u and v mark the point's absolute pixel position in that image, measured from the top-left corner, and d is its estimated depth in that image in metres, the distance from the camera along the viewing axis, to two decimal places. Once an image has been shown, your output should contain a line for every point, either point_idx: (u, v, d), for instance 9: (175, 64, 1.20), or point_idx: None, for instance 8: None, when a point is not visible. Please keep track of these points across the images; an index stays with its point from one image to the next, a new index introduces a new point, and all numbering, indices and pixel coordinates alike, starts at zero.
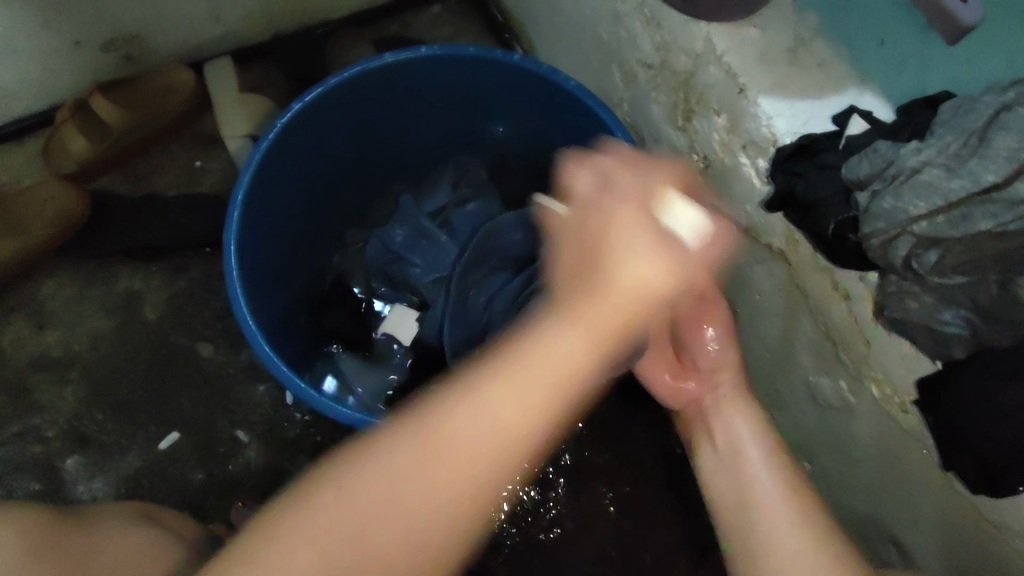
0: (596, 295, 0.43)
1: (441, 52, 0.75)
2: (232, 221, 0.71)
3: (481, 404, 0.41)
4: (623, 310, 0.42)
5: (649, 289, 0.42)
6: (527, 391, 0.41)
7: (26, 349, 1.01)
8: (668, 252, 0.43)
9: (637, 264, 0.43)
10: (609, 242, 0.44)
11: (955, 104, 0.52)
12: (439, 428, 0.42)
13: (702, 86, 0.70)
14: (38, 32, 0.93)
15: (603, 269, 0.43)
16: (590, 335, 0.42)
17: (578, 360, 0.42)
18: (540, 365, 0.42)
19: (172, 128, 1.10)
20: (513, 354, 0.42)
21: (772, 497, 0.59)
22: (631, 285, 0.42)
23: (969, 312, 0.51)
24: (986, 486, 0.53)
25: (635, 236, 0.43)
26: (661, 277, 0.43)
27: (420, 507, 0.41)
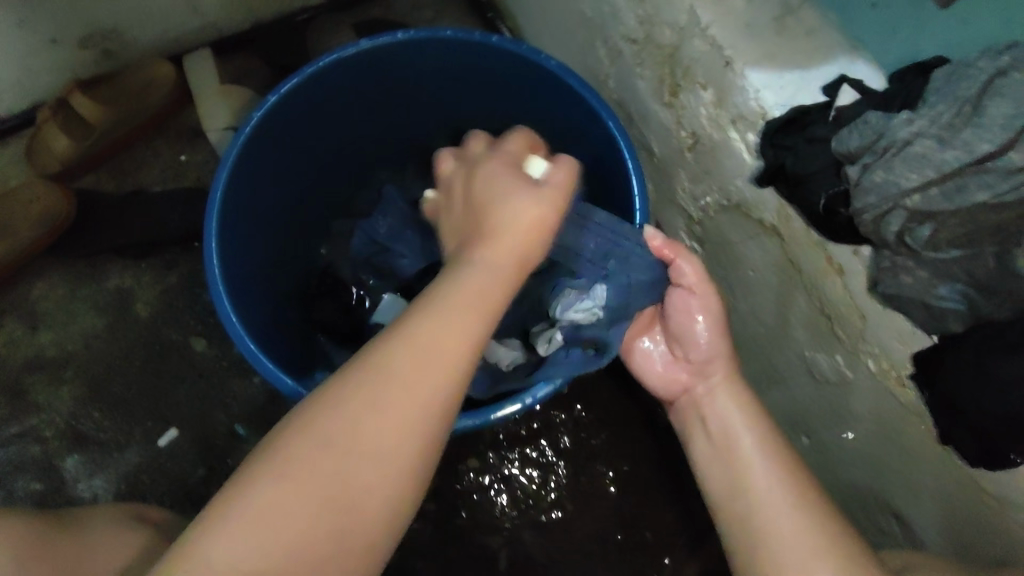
0: (485, 276, 0.51)
1: (418, 36, 0.73)
2: (212, 218, 0.69)
3: (382, 382, 0.46)
4: (510, 245, 0.53)
5: (523, 219, 0.54)
6: (419, 381, 0.46)
7: (20, 351, 1.00)
8: (541, 197, 0.55)
9: (523, 198, 0.54)
10: (492, 205, 0.55)
11: (948, 70, 0.50)
12: (341, 426, 0.45)
13: (688, 59, 0.67)
14: (12, 32, 0.91)
15: (501, 211, 0.54)
16: (496, 281, 0.51)
17: (473, 334, 0.49)
18: (441, 331, 0.48)
19: (154, 122, 1.08)
20: (405, 332, 0.48)
21: (763, 485, 0.59)
22: (513, 221, 0.54)
23: (966, 286, 0.50)
24: (988, 462, 0.52)
25: (519, 190, 0.55)
26: (544, 212, 0.55)
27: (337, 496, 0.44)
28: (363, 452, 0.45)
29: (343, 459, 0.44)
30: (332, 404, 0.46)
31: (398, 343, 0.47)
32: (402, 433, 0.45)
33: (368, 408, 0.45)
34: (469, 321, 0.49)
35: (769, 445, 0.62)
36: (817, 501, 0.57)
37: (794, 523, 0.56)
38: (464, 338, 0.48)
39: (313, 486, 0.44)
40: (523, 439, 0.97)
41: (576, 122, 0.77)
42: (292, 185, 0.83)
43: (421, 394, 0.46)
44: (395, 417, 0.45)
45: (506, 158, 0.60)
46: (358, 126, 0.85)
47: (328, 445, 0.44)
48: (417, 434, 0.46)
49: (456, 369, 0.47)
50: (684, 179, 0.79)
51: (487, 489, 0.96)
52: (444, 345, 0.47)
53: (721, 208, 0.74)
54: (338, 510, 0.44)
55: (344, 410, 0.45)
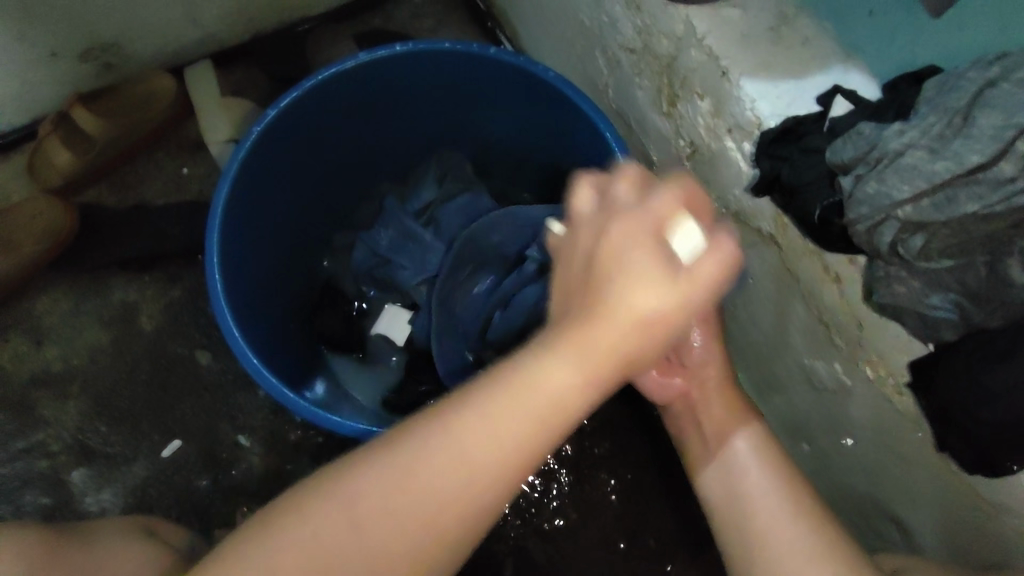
0: (602, 318, 0.42)
1: (417, 48, 0.74)
2: (214, 232, 0.70)
3: (461, 437, 0.43)
4: (617, 334, 0.42)
5: (651, 315, 0.42)
6: (511, 420, 0.42)
7: (26, 365, 1.01)
8: (719, 255, 0.43)
9: (677, 278, 0.42)
10: (622, 264, 0.42)
11: (940, 81, 0.51)
12: (414, 455, 0.43)
13: (685, 69, 0.68)
14: (14, 46, 0.92)
15: (612, 292, 0.42)
16: (593, 349, 0.42)
17: (568, 392, 0.42)
18: (532, 387, 0.42)
19: (156, 134, 1.09)
20: (499, 385, 0.43)
21: (758, 489, 0.60)
22: (640, 310, 0.42)
23: (959, 296, 0.50)
24: (983, 468, 0.53)
25: (645, 256, 0.42)
26: (671, 303, 0.42)
27: (402, 525, 0.43)
28: (437, 494, 0.43)
29: (408, 499, 0.43)
30: (421, 443, 0.43)
31: (499, 397, 0.43)
32: (474, 478, 0.43)
33: (447, 469, 0.43)
34: (571, 367, 0.42)
35: (769, 456, 0.62)
36: (818, 509, 0.56)
37: (794, 528, 0.55)
38: (577, 403, 0.43)
39: (377, 520, 0.43)
40: None
41: (573, 133, 0.78)
42: (294, 198, 0.84)
43: (496, 437, 0.43)
44: (460, 459, 0.43)
45: (628, 209, 0.44)
46: (358, 138, 0.85)
47: (398, 482, 0.43)
48: (480, 482, 0.43)
49: (541, 429, 0.43)
50: None
51: None
52: (515, 416, 0.42)
53: None
54: (397, 542, 0.43)
55: (410, 463, 0.43)
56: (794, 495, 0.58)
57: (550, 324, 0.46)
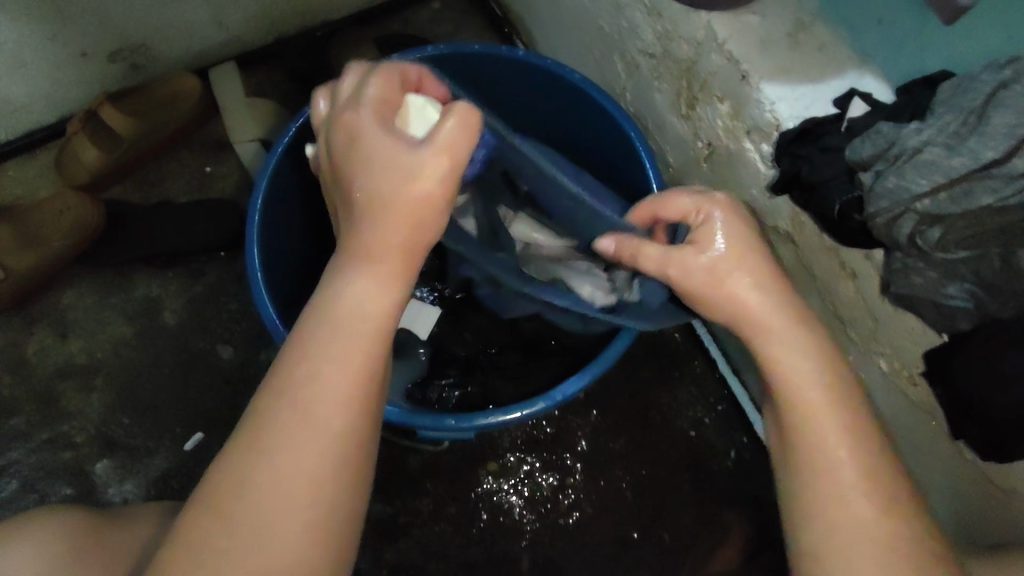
0: (393, 211, 0.47)
1: (445, 52, 0.77)
2: (254, 225, 0.73)
3: (316, 349, 0.46)
4: (390, 221, 0.47)
5: (423, 194, 0.47)
6: (346, 334, 0.46)
7: (51, 358, 1.03)
8: (439, 142, 0.47)
9: (419, 153, 0.47)
10: (366, 146, 0.48)
11: (954, 83, 0.53)
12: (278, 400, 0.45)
13: (705, 73, 0.71)
14: (47, 46, 0.94)
15: (368, 183, 0.48)
16: (384, 248, 0.48)
17: (380, 289, 0.48)
18: (345, 300, 0.47)
19: (180, 134, 1.12)
20: (324, 308, 0.47)
21: (837, 456, 0.50)
22: (416, 191, 0.47)
23: (974, 286, 0.53)
24: (993, 453, 0.55)
25: (392, 146, 0.47)
26: (436, 185, 0.47)
27: (295, 464, 0.44)
28: (309, 416, 0.44)
29: (289, 450, 0.44)
30: (273, 397, 0.45)
31: (318, 325, 0.47)
32: (332, 405, 0.45)
33: (295, 397, 0.45)
34: (376, 278, 0.47)
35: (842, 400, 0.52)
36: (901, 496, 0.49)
37: (854, 480, 0.49)
38: (386, 301, 0.48)
39: (270, 505, 0.43)
40: (541, 443, 1.00)
41: (597, 133, 0.81)
42: (321, 196, 0.86)
43: (342, 358, 0.46)
44: (335, 381, 0.45)
45: (383, 110, 0.50)
46: None
47: (273, 439, 0.44)
48: (342, 403, 0.45)
49: (360, 331, 0.47)
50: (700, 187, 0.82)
51: (506, 493, 0.98)
52: (343, 335, 0.46)
53: None
54: (307, 502, 0.44)
55: (287, 404, 0.45)
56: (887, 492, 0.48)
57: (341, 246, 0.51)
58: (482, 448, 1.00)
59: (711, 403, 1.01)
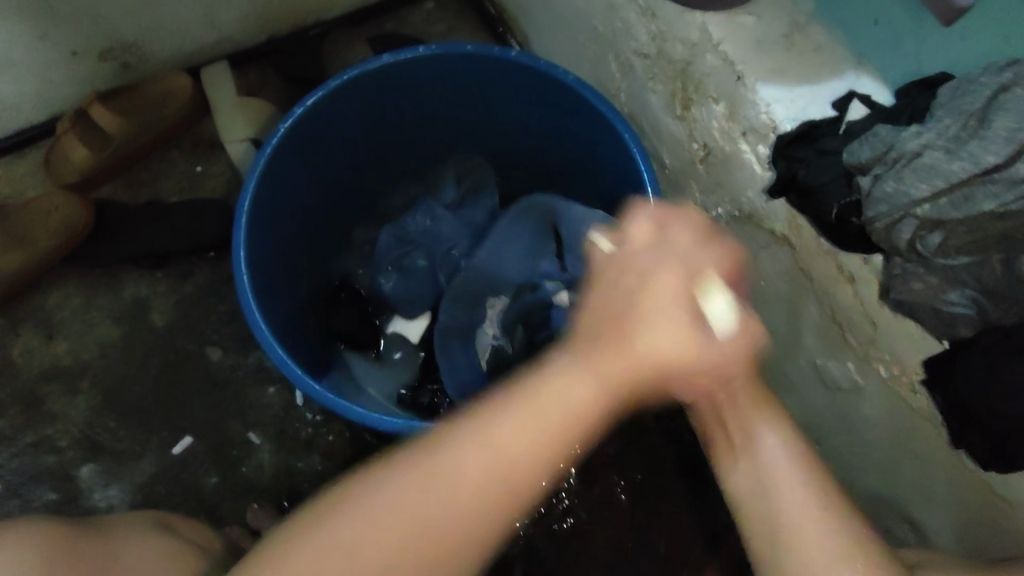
0: (622, 351, 0.48)
1: (438, 51, 0.76)
2: (240, 225, 0.72)
3: (508, 434, 0.48)
4: (621, 363, 0.48)
5: (667, 355, 0.48)
6: (543, 434, 0.48)
7: (37, 360, 1.01)
8: (700, 337, 0.48)
9: (664, 330, 0.48)
10: (658, 309, 0.49)
11: (952, 87, 0.52)
12: (443, 465, 0.48)
13: (699, 74, 0.70)
14: (34, 45, 0.93)
15: (634, 335, 0.48)
16: (602, 378, 0.48)
17: (582, 404, 0.48)
18: (552, 400, 0.48)
19: (170, 134, 1.10)
20: (529, 393, 0.49)
21: (793, 487, 0.58)
22: (648, 350, 0.48)
23: (975, 292, 0.51)
24: (996, 463, 0.54)
25: (666, 319, 0.48)
26: (680, 350, 0.48)
27: (442, 516, 0.47)
28: (470, 487, 0.47)
29: (436, 511, 0.47)
30: (446, 449, 0.48)
31: (517, 405, 0.48)
32: (494, 490, 0.47)
33: (466, 458, 0.48)
34: (585, 384, 0.48)
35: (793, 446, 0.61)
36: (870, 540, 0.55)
37: (817, 536, 0.55)
38: (586, 415, 0.48)
39: (408, 531, 0.47)
40: None
41: (590, 135, 0.80)
42: (311, 198, 0.85)
43: (523, 447, 0.48)
44: (506, 459, 0.48)
45: (689, 228, 0.52)
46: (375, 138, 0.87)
47: (428, 485, 0.48)
48: (505, 492, 0.48)
49: (555, 440, 0.48)
50: (695, 190, 0.81)
51: None
52: (534, 425, 0.48)
53: (733, 219, 0.76)
54: (438, 547, 0.47)
55: (464, 460, 0.48)
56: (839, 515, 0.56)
57: (570, 339, 0.52)
58: None
59: None
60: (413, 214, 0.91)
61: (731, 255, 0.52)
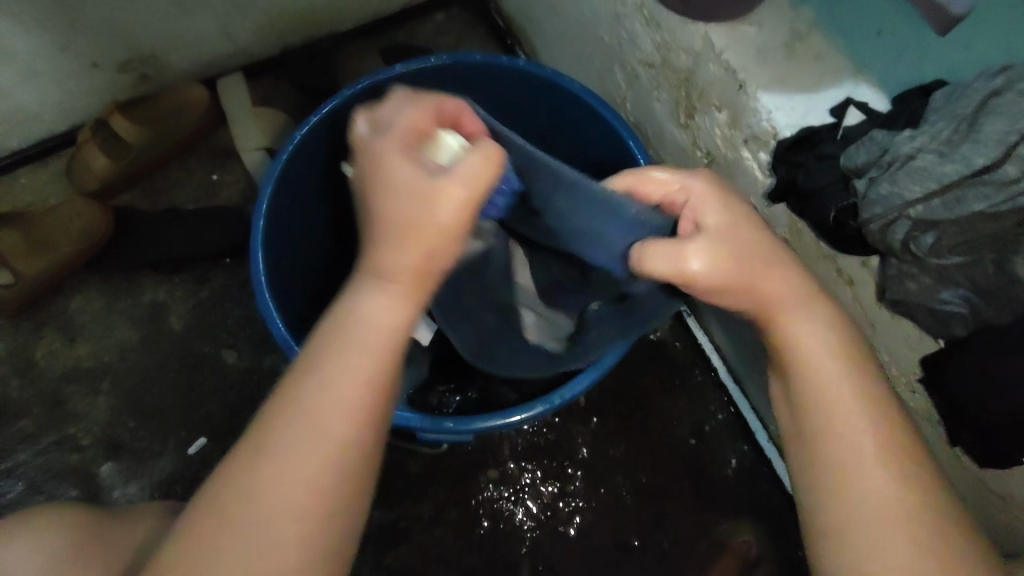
0: (393, 246, 0.47)
1: (447, 61, 0.78)
2: (258, 229, 0.74)
3: (320, 373, 0.45)
4: (415, 247, 0.46)
5: (438, 226, 0.46)
6: (354, 356, 0.46)
7: (59, 361, 1.04)
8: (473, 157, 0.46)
9: (438, 185, 0.46)
10: (391, 200, 0.47)
11: (947, 92, 0.54)
12: (282, 417, 0.45)
13: (702, 83, 0.72)
14: (58, 56, 0.96)
15: (394, 204, 0.47)
16: (397, 289, 0.47)
17: (390, 314, 0.47)
18: (361, 321, 0.46)
19: (188, 143, 1.14)
20: (334, 323, 0.47)
21: (853, 428, 0.49)
22: (436, 223, 0.46)
23: (968, 292, 0.53)
24: (997, 460, 0.56)
25: (402, 169, 0.47)
26: (455, 212, 0.46)
27: (303, 479, 0.44)
28: (317, 431, 0.44)
29: (287, 471, 0.44)
30: (267, 427, 0.45)
31: (326, 341, 0.46)
32: (333, 421, 0.45)
33: (287, 432, 0.44)
34: (386, 298, 0.47)
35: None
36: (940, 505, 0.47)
37: (882, 484, 0.47)
38: (394, 322, 0.47)
39: (271, 501, 0.44)
40: (542, 449, 1.00)
41: (595, 141, 0.82)
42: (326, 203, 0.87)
43: (333, 399, 0.45)
44: (344, 383, 0.45)
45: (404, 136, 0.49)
46: None
47: (281, 451, 0.44)
48: (342, 429, 0.45)
49: (376, 357, 0.46)
50: None
51: (508, 499, 0.98)
52: (354, 361, 0.46)
53: None
54: (307, 494, 0.44)
55: (291, 423, 0.45)
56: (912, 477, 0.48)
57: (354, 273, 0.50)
58: (482, 455, 1.00)
59: (713, 411, 1.02)
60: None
61: (456, 110, 0.54)
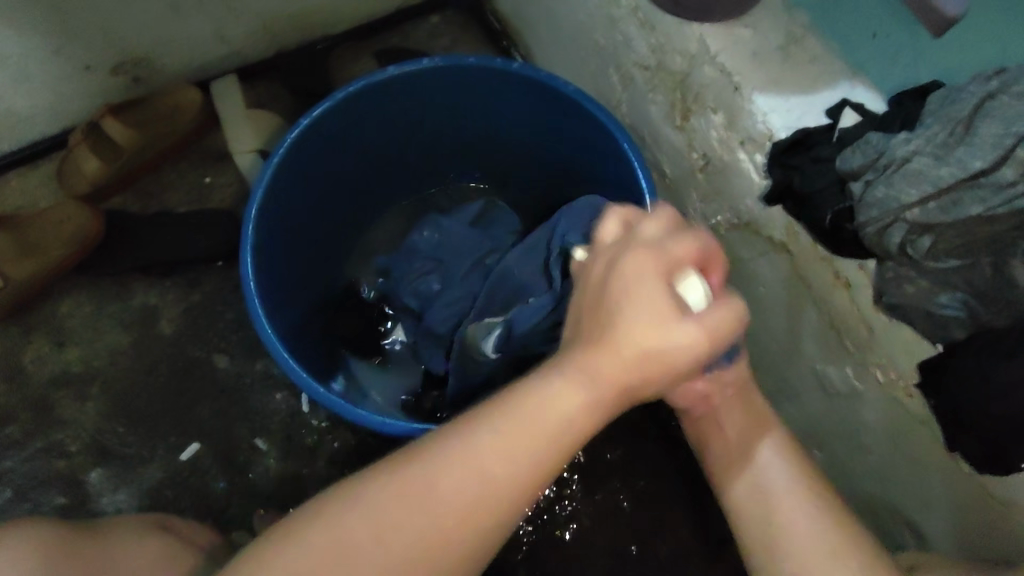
0: (605, 348, 0.46)
1: (441, 64, 0.78)
2: (247, 233, 0.73)
3: (472, 452, 0.47)
4: (616, 360, 0.45)
5: (655, 339, 0.45)
6: (516, 447, 0.47)
7: (47, 366, 1.03)
8: (703, 319, 0.45)
9: (671, 246, 0.47)
10: (624, 295, 0.46)
11: (942, 95, 0.54)
12: (422, 480, 0.47)
13: (698, 86, 0.72)
14: (50, 59, 0.96)
15: (616, 294, 0.46)
16: (594, 378, 0.46)
17: (569, 408, 0.47)
18: (540, 412, 0.47)
19: (180, 146, 1.13)
20: (505, 406, 0.48)
21: (785, 494, 0.61)
22: (632, 344, 0.45)
23: (966, 295, 0.52)
24: (991, 465, 0.55)
25: (641, 295, 0.45)
26: (686, 342, 0.45)
27: (430, 527, 0.47)
28: (459, 495, 0.47)
29: (413, 515, 0.47)
30: (408, 468, 0.48)
31: (500, 419, 0.47)
32: (481, 482, 0.46)
33: (397, 491, 0.47)
34: (571, 391, 0.47)
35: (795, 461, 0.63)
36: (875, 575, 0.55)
37: (807, 527, 0.58)
38: (561, 427, 0.46)
39: (391, 537, 0.47)
40: None
41: (590, 143, 0.81)
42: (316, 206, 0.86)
43: (475, 473, 0.47)
44: (494, 459, 0.47)
45: (649, 248, 0.47)
46: (380, 150, 0.88)
47: (415, 491, 0.47)
48: (491, 499, 0.47)
49: (538, 448, 0.47)
50: (695, 200, 0.82)
51: None
52: (507, 444, 0.47)
53: (732, 227, 0.77)
54: (434, 537, 0.47)
55: (430, 475, 0.47)
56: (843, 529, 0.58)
57: (569, 341, 0.50)
58: None
59: None
60: (420, 230, 0.91)
61: (670, 219, 0.51)
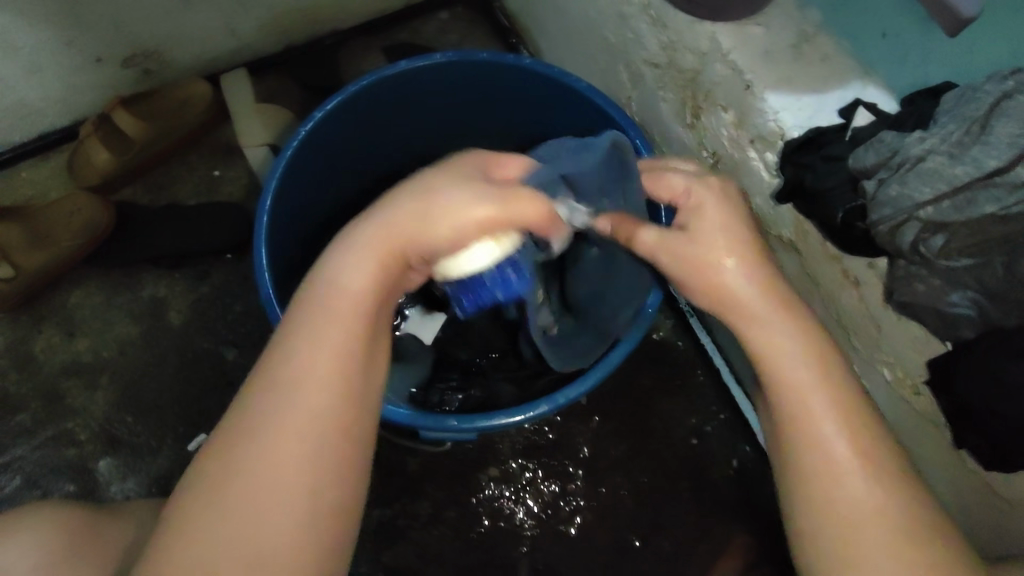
0: (381, 230, 0.53)
1: (454, 58, 0.78)
2: (260, 226, 0.73)
3: (270, 406, 0.48)
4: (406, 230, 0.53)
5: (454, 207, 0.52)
6: (318, 386, 0.49)
7: (57, 356, 1.04)
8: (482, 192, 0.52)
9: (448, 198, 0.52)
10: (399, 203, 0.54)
11: (958, 92, 0.53)
12: (235, 444, 0.48)
13: (709, 83, 0.72)
14: (61, 50, 0.96)
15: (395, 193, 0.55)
16: (369, 262, 0.53)
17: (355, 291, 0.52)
18: (326, 325, 0.51)
19: (192, 139, 1.13)
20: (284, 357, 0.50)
21: (823, 420, 0.53)
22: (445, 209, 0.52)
23: (977, 293, 0.52)
24: (999, 463, 0.56)
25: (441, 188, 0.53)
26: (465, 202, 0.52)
27: (260, 492, 0.46)
28: (270, 449, 0.47)
29: (247, 492, 0.46)
30: (217, 462, 0.48)
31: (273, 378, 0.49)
32: (290, 436, 0.47)
33: (223, 471, 0.47)
34: (354, 273, 0.53)
35: (844, 429, 0.52)
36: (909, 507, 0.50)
37: (859, 486, 0.50)
38: (346, 349, 0.51)
39: (228, 526, 0.45)
40: (542, 448, 1.00)
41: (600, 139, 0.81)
42: (326, 199, 0.87)
43: (285, 430, 0.47)
44: (293, 416, 0.48)
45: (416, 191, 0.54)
46: (389, 145, 0.89)
47: (230, 480, 0.46)
48: (306, 429, 0.48)
49: (325, 372, 0.50)
50: None
51: (507, 499, 0.98)
52: (306, 382, 0.49)
53: None
54: (265, 510, 0.46)
55: (242, 454, 0.47)
56: (883, 475, 0.51)
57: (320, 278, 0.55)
58: (482, 454, 0.99)
59: (714, 412, 1.02)
60: None
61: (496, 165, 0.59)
